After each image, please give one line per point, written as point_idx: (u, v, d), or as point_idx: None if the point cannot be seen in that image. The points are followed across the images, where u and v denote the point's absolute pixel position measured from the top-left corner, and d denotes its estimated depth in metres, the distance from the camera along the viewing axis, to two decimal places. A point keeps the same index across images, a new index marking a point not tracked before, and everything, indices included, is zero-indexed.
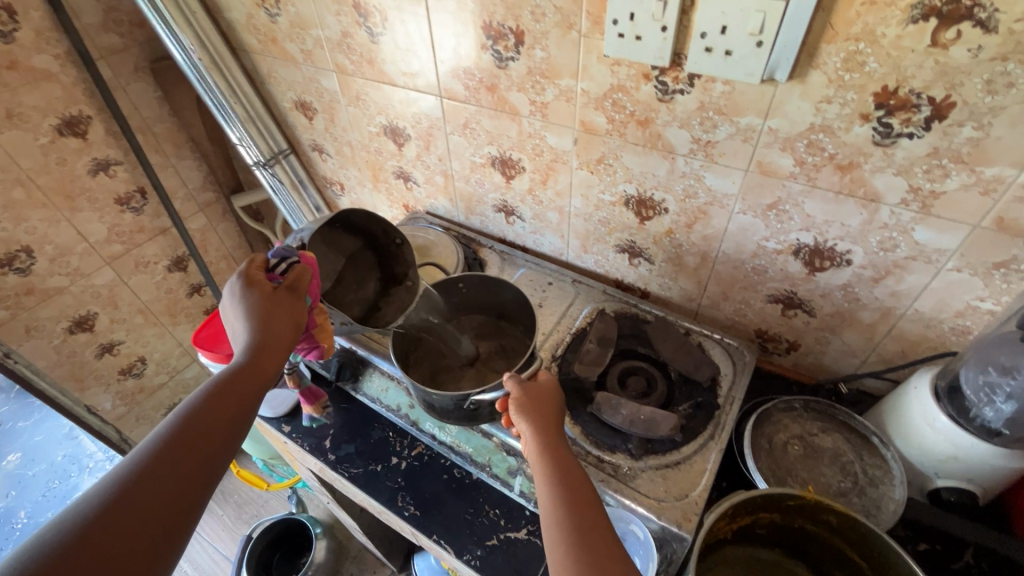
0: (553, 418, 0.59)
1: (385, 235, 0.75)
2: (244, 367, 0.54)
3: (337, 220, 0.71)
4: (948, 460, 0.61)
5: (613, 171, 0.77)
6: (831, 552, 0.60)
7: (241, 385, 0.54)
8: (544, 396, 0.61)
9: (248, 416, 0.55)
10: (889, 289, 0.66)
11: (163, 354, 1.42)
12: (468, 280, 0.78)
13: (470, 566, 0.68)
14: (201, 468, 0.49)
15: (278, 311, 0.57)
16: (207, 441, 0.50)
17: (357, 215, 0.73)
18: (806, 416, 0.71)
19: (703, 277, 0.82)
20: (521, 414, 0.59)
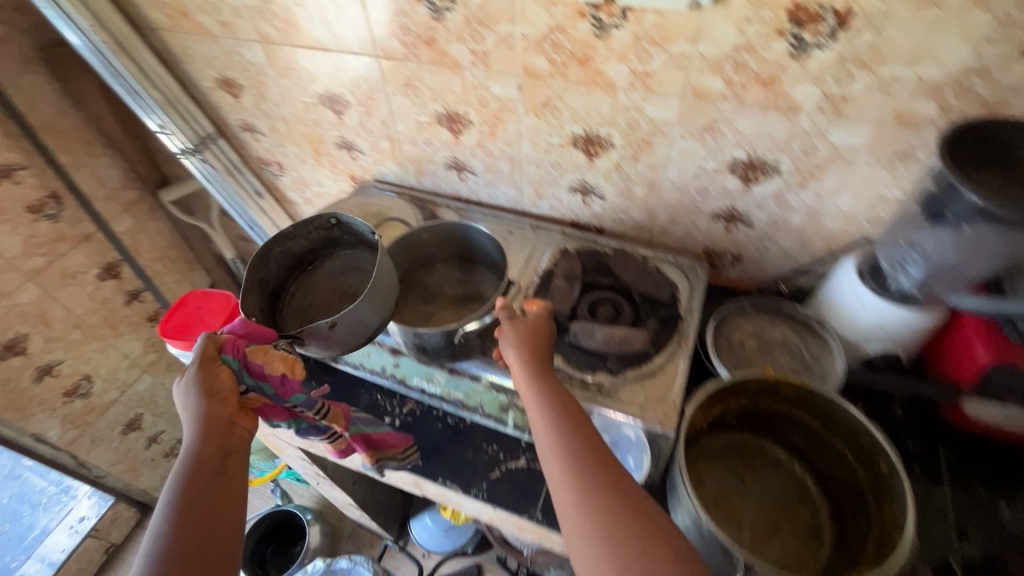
0: (541, 356, 0.62)
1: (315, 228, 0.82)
2: (216, 440, 0.56)
3: (322, 245, 0.86)
4: (875, 329, 0.71)
5: (559, 113, 0.80)
6: (791, 421, 0.69)
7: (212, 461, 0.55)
8: (534, 325, 0.65)
9: (234, 477, 0.56)
10: (813, 191, 0.75)
11: (109, 368, 1.33)
12: (431, 229, 0.81)
13: (479, 498, 0.73)
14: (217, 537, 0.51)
15: (222, 387, 0.59)
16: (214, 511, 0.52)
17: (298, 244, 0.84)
18: (755, 313, 0.80)
19: (653, 205, 0.87)
20: (515, 347, 0.63)
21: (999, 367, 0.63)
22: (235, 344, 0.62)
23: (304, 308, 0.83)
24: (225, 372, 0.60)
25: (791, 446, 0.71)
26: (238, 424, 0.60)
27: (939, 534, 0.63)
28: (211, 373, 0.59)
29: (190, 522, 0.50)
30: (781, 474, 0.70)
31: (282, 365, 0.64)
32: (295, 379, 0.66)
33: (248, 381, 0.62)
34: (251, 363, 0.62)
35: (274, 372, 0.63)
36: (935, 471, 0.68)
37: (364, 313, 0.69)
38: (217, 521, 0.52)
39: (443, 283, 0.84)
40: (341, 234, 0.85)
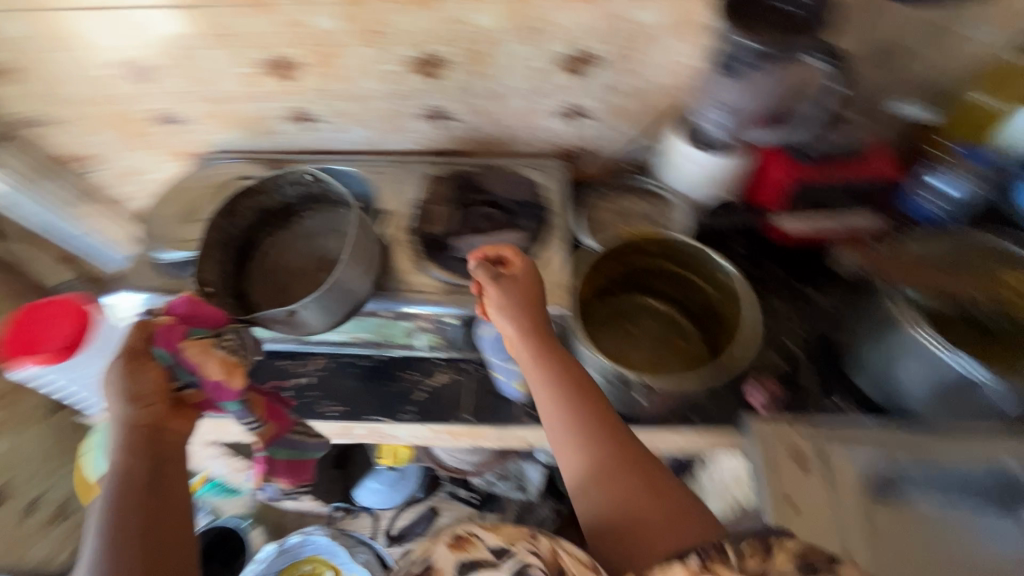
0: (528, 311, 0.64)
1: (297, 181, 0.83)
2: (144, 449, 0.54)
3: (299, 205, 0.87)
4: (706, 178, 0.83)
5: (389, 38, 0.80)
6: (656, 273, 0.80)
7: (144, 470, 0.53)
8: (519, 285, 0.65)
9: (173, 478, 0.55)
10: (633, 72, 0.84)
11: None
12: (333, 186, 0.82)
13: (410, 420, 0.76)
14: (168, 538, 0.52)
15: (149, 391, 0.56)
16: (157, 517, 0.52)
17: (278, 198, 0.85)
18: (609, 193, 0.92)
19: (502, 116, 0.92)
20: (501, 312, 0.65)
21: (800, 186, 0.78)
22: (167, 338, 0.59)
23: (278, 270, 0.85)
24: (153, 369, 0.57)
25: (659, 294, 0.83)
26: (171, 425, 0.57)
27: (775, 329, 0.82)
28: (138, 374, 0.56)
29: (129, 540, 0.50)
30: (661, 321, 0.83)
31: (220, 369, 0.61)
32: (231, 387, 0.62)
33: (183, 376, 0.59)
34: (185, 359, 0.59)
35: (211, 376, 0.60)
36: (770, 285, 0.86)
37: (322, 309, 0.70)
38: (164, 524, 0.52)
39: None
40: (326, 189, 0.84)
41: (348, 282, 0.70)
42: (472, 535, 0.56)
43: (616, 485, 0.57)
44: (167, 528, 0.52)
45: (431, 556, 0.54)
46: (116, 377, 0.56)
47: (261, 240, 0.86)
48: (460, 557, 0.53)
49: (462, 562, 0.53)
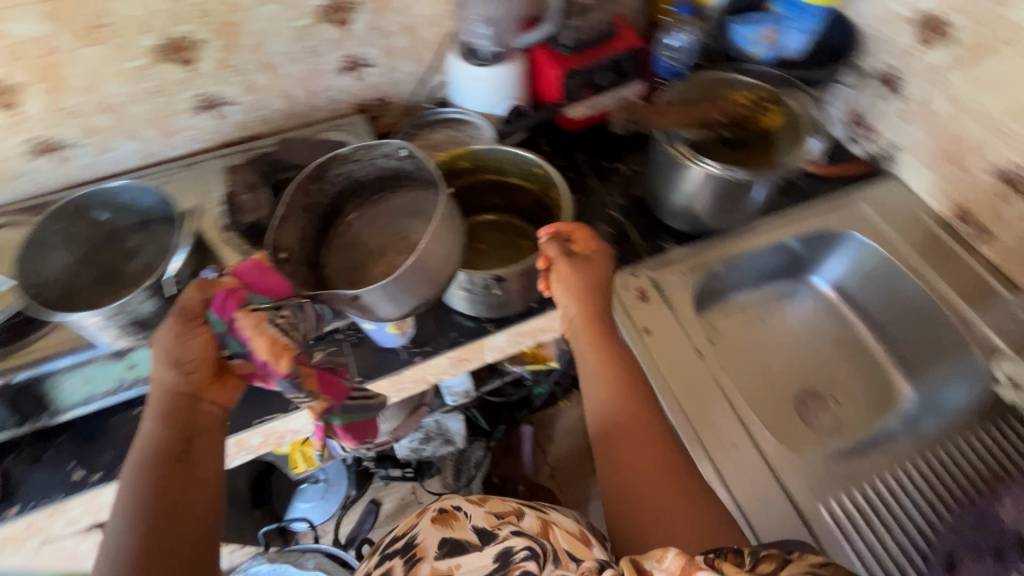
0: (593, 291, 0.67)
1: (383, 152, 0.73)
2: (178, 419, 0.55)
3: (398, 177, 0.79)
4: (496, 88, 0.89)
5: (119, 30, 0.72)
6: (480, 187, 0.85)
7: (176, 443, 0.54)
8: (586, 267, 0.68)
9: (202, 454, 0.56)
10: (395, 10, 0.86)
11: None
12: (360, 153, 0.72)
13: (301, 407, 0.75)
14: (193, 507, 0.52)
15: (194, 348, 0.56)
16: (184, 487, 0.53)
17: (362, 171, 0.76)
18: (418, 132, 0.93)
19: (283, 86, 0.88)
20: (565, 289, 0.68)
21: (568, 74, 0.87)
22: (222, 304, 0.56)
23: (355, 245, 0.79)
24: (200, 339, 0.56)
25: (492, 206, 0.89)
26: (208, 397, 0.58)
27: (594, 202, 0.93)
28: (185, 339, 0.55)
29: (155, 507, 0.51)
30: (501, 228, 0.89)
31: (266, 349, 0.56)
32: (274, 368, 0.57)
33: (235, 346, 0.57)
34: (235, 331, 0.56)
35: (258, 355, 0.56)
36: (580, 168, 0.96)
37: (390, 298, 0.62)
38: (189, 497, 0.53)
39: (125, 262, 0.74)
40: (412, 167, 0.76)
41: (426, 261, 0.63)
42: (456, 510, 0.58)
43: (638, 456, 0.59)
44: (193, 500, 0.53)
45: (414, 538, 0.55)
46: (163, 339, 0.55)
47: (342, 208, 0.80)
48: (444, 535, 0.54)
49: (446, 541, 0.54)
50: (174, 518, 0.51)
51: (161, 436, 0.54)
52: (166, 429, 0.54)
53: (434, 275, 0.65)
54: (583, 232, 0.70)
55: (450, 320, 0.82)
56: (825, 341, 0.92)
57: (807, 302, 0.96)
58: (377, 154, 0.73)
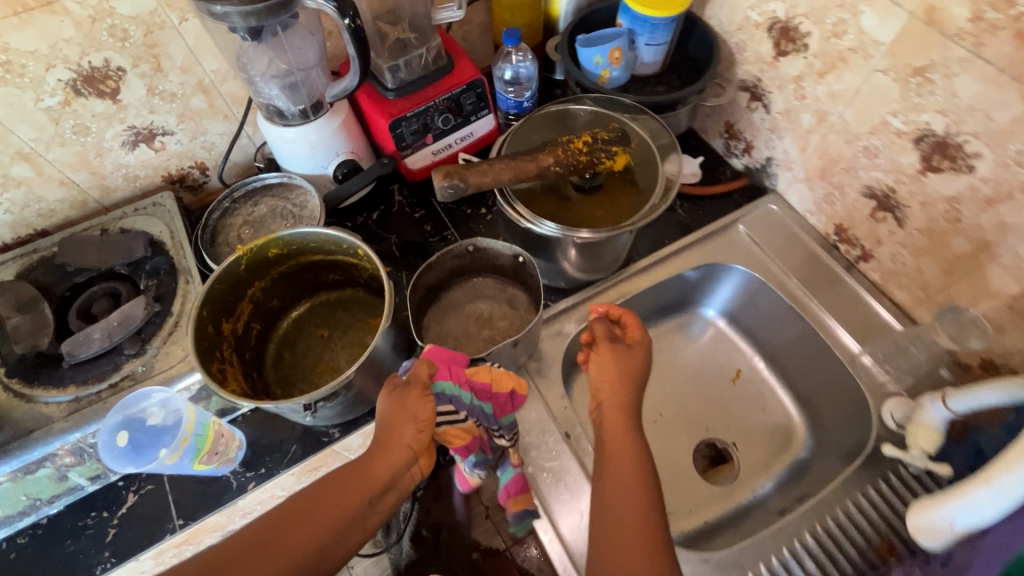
0: (634, 379, 0.60)
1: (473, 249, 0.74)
2: (377, 457, 0.55)
3: (486, 266, 0.77)
4: (315, 149, 0.76)
5: None
6: (307, 268, 0.73)
7: (360, 479, 0.54)
8: (622, 352, 0.61)
9: (364, 510, 0.53)
10: (176, 69, 0.72)
11: None
12: (461, 246, 0.72)
13: (110, 568, 0.63)
14: (316, 553, 0.51)
15: (413, 405, 0.56)
16: (330, 524, 0.52)
17: (454, 259, 0.74)
18: (238, 206, 0.80)
19: (57, 174, 0.73)
20: (602, 368, 0.60)
21: (396, 122, 0.76)
22: (449, 370, 0.59)
23: (446, 343, 0.72)
24: (428, 405, 0.56)
25: (333, 283, 0.77)
26: (417, 463, 0.56)
27: None
28: (414, 397, 0.56)
29: (302, 524, 0.52)
30: (349, 307, 0.77)
31: (509, 381, 0.63)
32: (515, 398, 0.64)
33: (472, 403, 0.61)
34: (471, 385, 0.60)
35: (502, 390, 0.62)
36: (441, 222, 0.85)
37: (535, 336, 0.69)
38: (326, 540, 0.51)
39: None
40: (471, 261, 0.76)
41: (521, 344, 0.68)
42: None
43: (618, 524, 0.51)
44: (323, 548, 0.51)
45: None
46: (400, 392, 0.57)
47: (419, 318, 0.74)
48: None
49: None
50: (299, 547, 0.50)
51: (361, 460, 0.56)
52: (366, 458, 0.55)
53: (529, 345, 0.69)
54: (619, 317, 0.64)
55: (290, 431, 0.70)
56: (720, 380, 0.84)
57: (701, 336, 0.88)
58: (447, 257, 0.73)
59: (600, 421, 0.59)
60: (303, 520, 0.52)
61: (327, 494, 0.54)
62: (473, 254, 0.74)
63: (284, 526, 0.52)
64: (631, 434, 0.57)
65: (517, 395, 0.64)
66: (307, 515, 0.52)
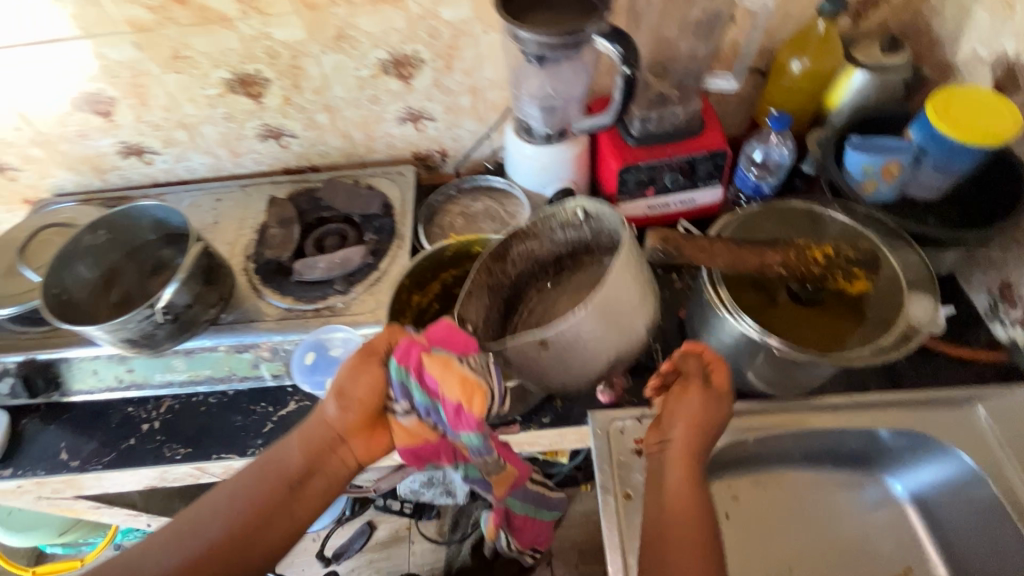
0: (708, 431, 0.57)
1: (579, 225, 0.70)
2: (316, 431, 0.59)
3: (603, 247, 0.71)
4: (543, 171, 0.81)
5: (196, 62, 0.77)
6: None
7: (303, 451, 0.59)
8: (711, 408, 0.58)
9: (307, 475, 0.59)
10: (461, 70, 0.82)
11: None
12: (557, 214, 0.69)
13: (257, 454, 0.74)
14: (268, 509, 0.57)
15: (356, 379, 0.58)
16: (279, 483, 0.58)
17: (565, 232, 0.72)
18: (460, 196, 0.88)
19: (343, 128, 0.89)
20: (688, 405, 0.58)
21: (626, 168, 0.77)
22: (405, 352, 0.57)
23: (541, 326, 0.71)
24: (366, 377, 0.58)
25: None
26: (346, 446, 0.60)
27: None
28: (359, 370, 0.58)
29: (259, 484, 0.58)
30: None
31: (458, 392, 0.56)
32: (467, 412, 0.57)
33: (421, 399, 0.58)
34: (420, 379, 0.57)
35: (446, 398, 0.56)
36: None
37: (596, 329, 0.60)
38: (276, 501, 0.58)
39: (150, 272, 0.78)
40: (589, 234, 0.71)
41: (581, 333, 0.59)
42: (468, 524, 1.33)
43: None
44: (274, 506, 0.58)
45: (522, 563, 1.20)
46: (342, 369, 0.59)
47: (527, 293, 0.75)
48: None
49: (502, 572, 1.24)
50: (257, 505, 0.57)
51: (302, 430, 0.60)
52: (306, 430, 0.60)
53: (602, 313, 0.59)
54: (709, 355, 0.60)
55: None
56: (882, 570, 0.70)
57: (876, 507, 0.74)
58: (552, 225, 0.70)
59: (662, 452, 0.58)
60: (263, 508, 0.57)
61: (278, 458, 0.60)
62: (585, 224, 0.70)
63: (254, 514, 0.57)
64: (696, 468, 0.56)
65: (464, 411, 0.57)
66: (267, 506, 0.58)
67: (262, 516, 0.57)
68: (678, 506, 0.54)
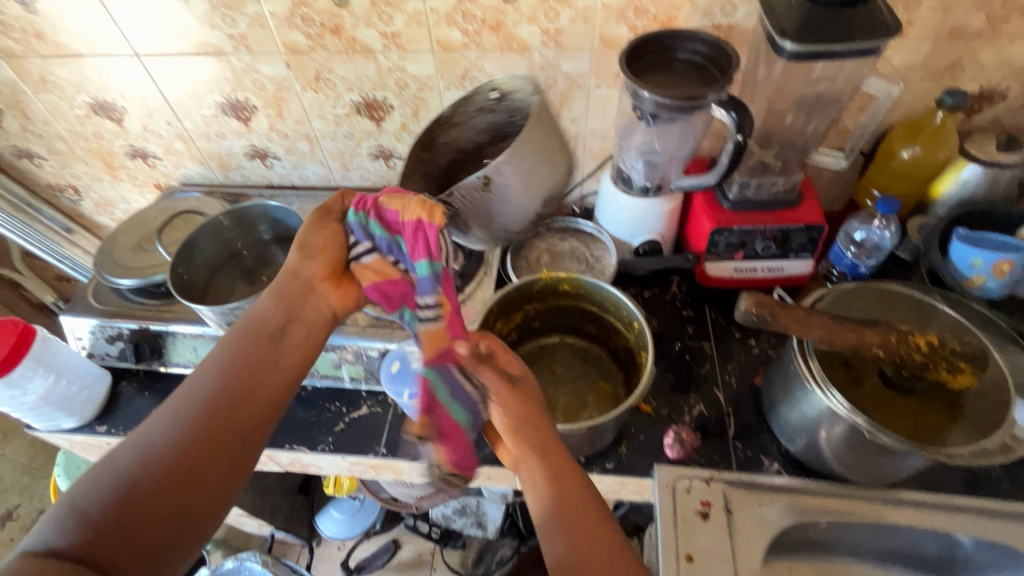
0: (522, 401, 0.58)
1: (481, 100, 0.77)
2: (287, 289, 0.60)
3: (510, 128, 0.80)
4: (634, 221, 0.83)
5: (333, 84, 0.85)
6: (576, 312, 0.80)
7: (281, 313, 0.60)
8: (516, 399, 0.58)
9: (292, 327, 0.60)
10: (568, 117, 0.86)
11: None
12: (484, 88, 0.75)
13: (326, 451, 0.77)
14: (262, 367, 0.56)
15: (318, 235, 0.62)
16: (266, 338, 0.58)
17: (482, 116, 0.80)
18: (549, 233, 0.92)
19: None
20: (508, 418, 0.56)
21: (719, 229, 0.78)
22: (363, 198, 0.61)
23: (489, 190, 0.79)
24: (327, 231, 0.62)
25: (587, 333, 0.83)
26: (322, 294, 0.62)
27: (701, 375, 0.81)
28: (318, 227, 0.62)
29: (245, 345, 0.57)
30: (587, 362, 0.82)
31: (418, 211, 0.58)
32: (429, 224, 0.57)
33: (379, 233, 0.60)
34: (379, 215, 0.60)
35: (405, 220, 0.58)
36: (704, 329, 0.85)
37: (523, 172, 0.67)
38: (266, 356, 0.57)
39: (258, 264, 0.85)
40: (505, 114, 0.79)
41: (510, 183, 0.67)
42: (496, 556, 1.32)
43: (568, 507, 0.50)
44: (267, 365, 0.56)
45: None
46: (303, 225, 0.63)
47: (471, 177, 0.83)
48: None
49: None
50: (247, 364, 0.56)
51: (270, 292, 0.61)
52: (279, 290, 0.60)
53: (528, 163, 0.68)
54: (500, 381, 0.57)
55: None
56: None
57: None
58: (474, 115, 0.79)
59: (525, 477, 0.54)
60: (251, 358, 0.56)
61: (256, 319, 0.59)
62: (498, 102, 0.77)
63: (239, 370, 0.55)
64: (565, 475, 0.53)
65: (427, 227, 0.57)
66: (250, 359, 0.56)
67: (256, 370, 0.55)
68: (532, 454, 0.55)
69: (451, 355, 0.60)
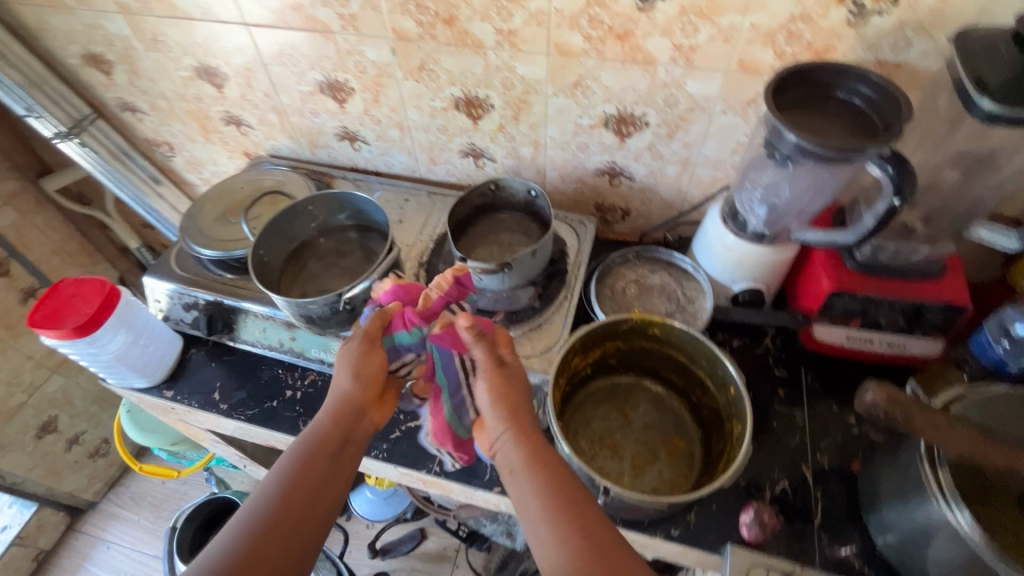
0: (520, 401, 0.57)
1: (488, 195, 0.85)
2: (339, 408, 0.57)
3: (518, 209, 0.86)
4: (737, 267, 0.75)
5: (436, 76, 0.81)
6: (662, 358, 0.74)
7: (335, 425, 0.56)
8: (514, 386, 0.58)
9: (342, 447, 0.55)
10: (681, 141, 0.78)
11: (24, 379, 1.23)
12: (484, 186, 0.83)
13: (379, 458, 0.75)
14: (316, 483, 0.52)
15: (365, 362, 0.59)
16: (317, 457, 0.53)
17: (477, 200, 0.85)
18: (638, 263, 0.86)
19: (541, 164, 0.89)
20: (494, 395, 0.57)
21: (839, 292, 0.69)
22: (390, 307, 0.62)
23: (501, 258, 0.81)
24: (378, 359, 0.60)
25: (670, 381, 0.76)
26: (370, 412, 0.59)
27: (789, 448, 0.73)
28: (367, 357, 0.59)
29: (295, 465, 0.52)
30: (663, 412, 0.76)
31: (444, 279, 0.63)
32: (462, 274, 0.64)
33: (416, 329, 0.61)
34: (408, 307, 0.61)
35: (444, 289, 0.62)
36: (798, 394, 0.77)
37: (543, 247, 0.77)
38: (319, 477, 0.52)
39: (334, 254, 0.83)
40: (497, 198, 0.86)
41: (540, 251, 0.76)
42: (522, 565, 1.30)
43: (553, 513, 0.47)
44: (321, 482, 0.52)
45: None
46: (345, 355, 0.60)
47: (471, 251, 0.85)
48: None
49: None
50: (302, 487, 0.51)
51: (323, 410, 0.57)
52: (330, 408, 0.57)
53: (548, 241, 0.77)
54: (495, 359, 0.58)
55: None
56: None
57: None
58: (473, 199, 0.84)
59: (509, 458, 0.54)
60: (303, 481, 0.51)
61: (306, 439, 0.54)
62: (494, 193, 0.84)
63: (291, 497, 0.50)
64: (552, 463, 0.52)
65: (462, 280, 0.64)
66: (301, 485, 0.51)
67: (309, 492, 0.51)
68: (519, 461, 0.53)
69: (453, 342, 0.59)
